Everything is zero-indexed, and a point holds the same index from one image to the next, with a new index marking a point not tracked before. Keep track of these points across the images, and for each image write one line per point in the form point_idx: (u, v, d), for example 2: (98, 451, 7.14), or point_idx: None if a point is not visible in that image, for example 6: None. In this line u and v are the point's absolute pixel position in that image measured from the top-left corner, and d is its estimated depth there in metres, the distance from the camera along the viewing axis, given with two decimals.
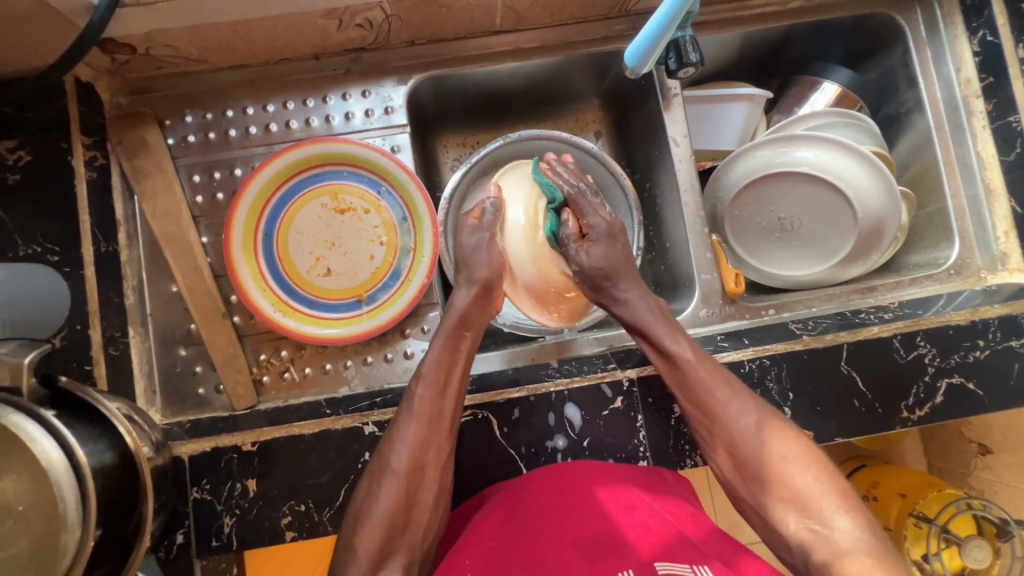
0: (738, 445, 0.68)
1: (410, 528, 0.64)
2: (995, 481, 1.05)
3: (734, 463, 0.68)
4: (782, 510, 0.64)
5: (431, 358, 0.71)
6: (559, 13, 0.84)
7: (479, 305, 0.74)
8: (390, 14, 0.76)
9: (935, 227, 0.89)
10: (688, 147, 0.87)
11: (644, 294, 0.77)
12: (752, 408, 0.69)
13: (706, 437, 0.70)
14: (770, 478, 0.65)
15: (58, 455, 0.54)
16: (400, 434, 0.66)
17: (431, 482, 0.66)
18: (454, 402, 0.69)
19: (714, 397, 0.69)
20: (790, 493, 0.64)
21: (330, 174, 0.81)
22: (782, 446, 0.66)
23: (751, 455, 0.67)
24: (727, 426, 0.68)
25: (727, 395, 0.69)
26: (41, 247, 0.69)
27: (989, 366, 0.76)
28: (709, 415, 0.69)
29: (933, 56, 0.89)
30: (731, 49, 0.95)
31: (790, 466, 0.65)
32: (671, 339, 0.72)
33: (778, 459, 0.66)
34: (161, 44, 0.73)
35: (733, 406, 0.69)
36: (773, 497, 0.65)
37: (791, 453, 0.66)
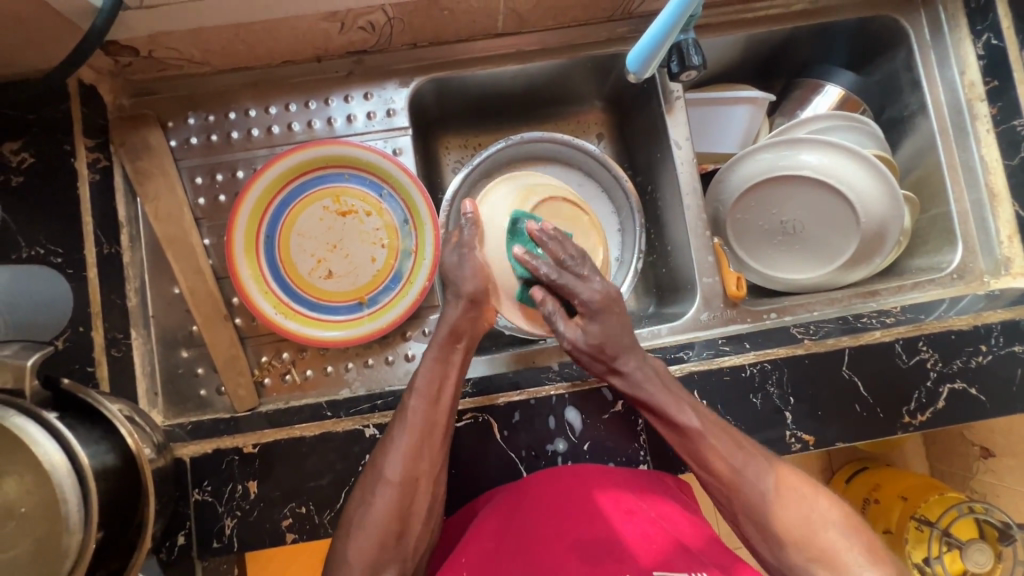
0: (757, 508, 0.66)
1: (405, 537, 0.64)
2: (997, 485, 1.05)
3: (753, 524, 0.66)
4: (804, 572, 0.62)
5: (424, 372, 0.70)
6: (561, 16, 0.84)
7: (470, 319, 0.73)
8: (392, 17, 0.76)
9: (938, 231, 0.89)
10: (690, 150, 0.87)
11: (645, 360, 0.72)
12: (768, 467, 0.67)
13: (727, 504, 0.68)
14: (793, 541, 0.63)
15: (60, 458, 0.54)
16: (394, 446, 0.66)
17: (423, 492, 0.66)
18: (447, 414, 0.69)
19: (725, 461, 0.67)
20: (812, 549, 0.62)
21: (332, 176, 0.81)
22: (803, 503, 0.65)
23: (770, 516, 0.64)
24: (743, 494, 0.66)
25: (741, 458, 0.67)
26: (44, 248, 0.70)
27: (992, 372, 0.76)
28: (720, 474, 0.67)
29: (937, 60, 0.88)
30: (734, 51, 0.94)
31: (813, 526, 0.63)
32: (678, 410, 0.69)
33: (800, 521, 0.63)
34: (164, 46, 0.73)
35: (750, 469, 0.67)
36: (795, 557, 0.62)
37: (808, 504, 0.64)
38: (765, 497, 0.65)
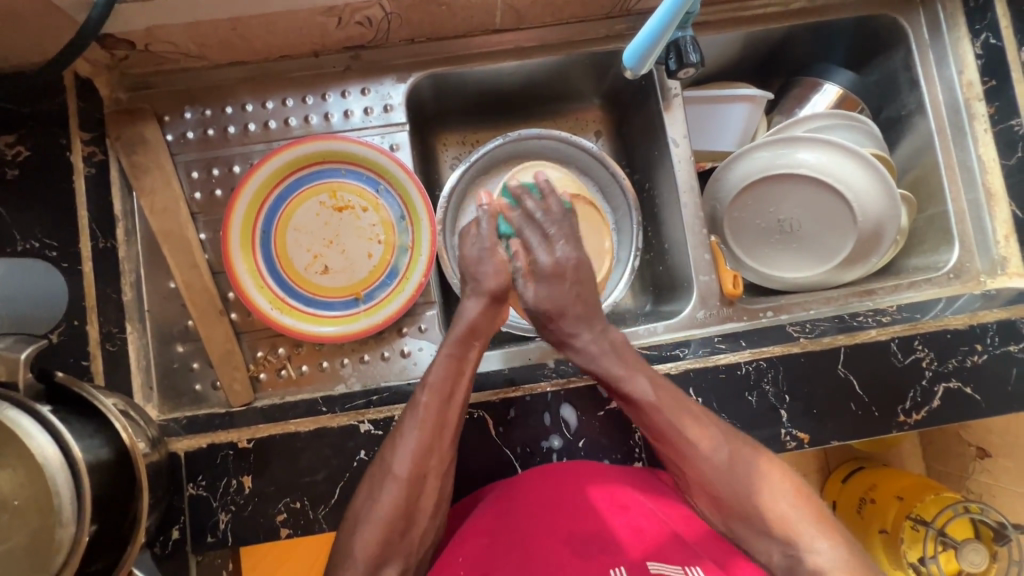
0: (713, 482, 0.65)
1: (409, 532, 0.63)
2: (992, 484, 1.05)
3: (710, 496, 0.66)
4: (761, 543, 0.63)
5: (437, 369, 0.69)
6: (559, 12, 0.84)
7: (489, 317, 0.72)
8: (389, 12, 0.76)
9: (934, 231, 0.89)
10: (687, 148, 0.87)
11: (601, 332, 0.73)
12: (723, 441, 0.66)
13: (683, 475, 0.68)
14: (749, 513, 0.63)
15: (53, 451, 0.54)
16: (404, 443, 0.65)
17: (430, 489, 0.65)
18: (458, 411, 0.68)
19: (683, 438, 0.66)
20: (768, 521, 0.62)
21: (328, 172, 0.80)
22: (758, 473, 0.64)
23: (724, 488, 0.64)
24: (699, 466, 0.66)
25: (694, 432, 0.66)
26: (39, 242, 0.70)
27: (987, 371, 0.76)
28: (679, 448, 0.67)
29: (936, 59, 0.88)
30: (732, 49, 0.94)
31: (770, 498, 0.63)
32: (635, 382, 0.68)
33: (755, 491, 0.63)
34: (160, 40, 0.73)
35: (709, 442, 0.66)
36: (755, 529, 0.63)
37: (765, 475, 0.64)
38: (717, 470, 0.65)
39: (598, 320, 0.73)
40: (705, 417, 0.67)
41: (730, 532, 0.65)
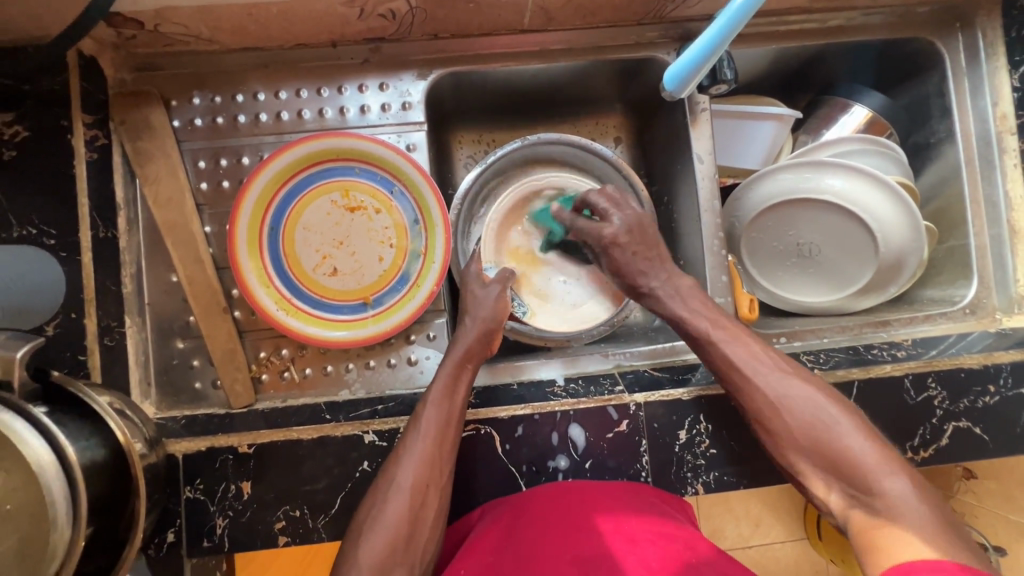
0: (807, 442, 0.62)
1: (414, 543, 0.62)
2: (976, 505, 1.07)
3: (807, 459, 0.62)
4: (818, 480, 0.62)
5: (433, 388, 0.70)
6: (590, 16, 0.80)
7: (482, 343, 0.74)
8: (415, 6, 0.72)
9: (954, 263, 0.88)
10: (712, 165, 0.84)
11: (670, 278, 0.77)
12: (819, 401, 0.63)
13: (776, 443, 0.65)
14: (807, 448, 0.62)
15: (48, 456, 0.52)
16: (407, 454, 0.65)
17: (432, 504, 0.64)
18: (456, 427, 0.68)
19: (762, 388, 0.66)
20: (820, 453, 0.61)
21: (341, 169, 0.77)
22: (820, 405, 0.63)
23: (782, 425, 0.64)
24: (763, 403, 0.66)
25: (789, 387, 0.65)
26: (37, 228, 0.67)
27: (998, 412, 0.76)
28: (767, 409, 0.65)
29: (971, 88, 0.86)
30: (763, 64, 0.91)
31: (869, 463, 0.58)
32: (706, 328, 0.71)
33: (810, 422, 0.63)
34: (170, 21, 0.69)
35: (775, 380, 0.66)
36: (810, 464, 0.62)
37: (828, 412, 0.63)
38: (808, 425, 0.63)
39: (669, 269, 0.77)
40: (777, 362, 0.68)
41: (795, 473, 0.64)
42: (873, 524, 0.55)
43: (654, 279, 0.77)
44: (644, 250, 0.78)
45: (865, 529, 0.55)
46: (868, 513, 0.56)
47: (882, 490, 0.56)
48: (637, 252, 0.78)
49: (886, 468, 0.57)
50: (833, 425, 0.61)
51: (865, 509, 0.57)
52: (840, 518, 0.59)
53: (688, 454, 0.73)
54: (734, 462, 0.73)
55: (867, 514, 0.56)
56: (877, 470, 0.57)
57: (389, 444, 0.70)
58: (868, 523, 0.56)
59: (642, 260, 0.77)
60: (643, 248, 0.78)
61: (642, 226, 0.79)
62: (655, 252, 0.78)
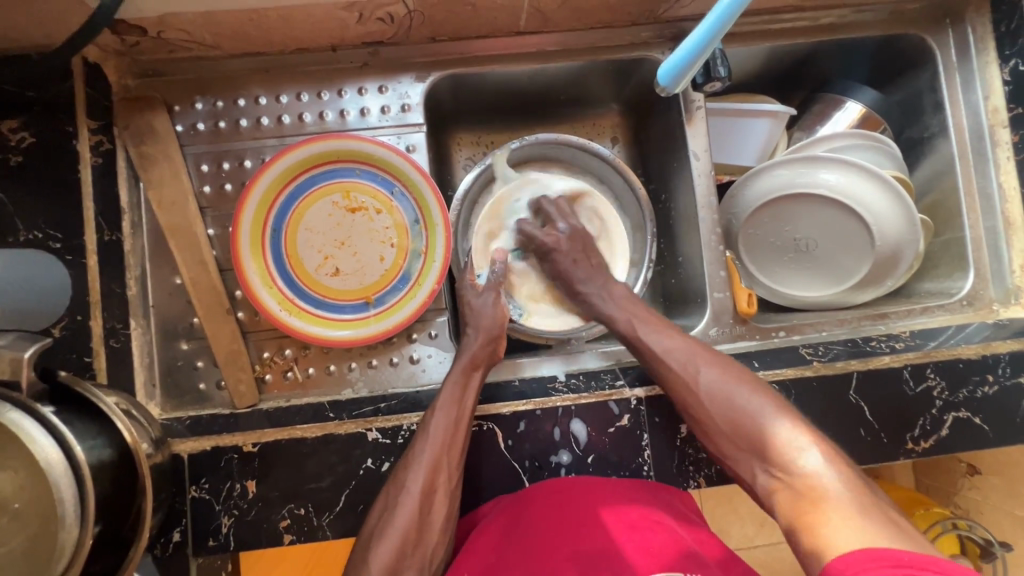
0: (732, 426, 0.64)
1: (423, 543, 0.62)
2: (982, 502, 1.07)
3: (733, 442, 0.64)
4: (745, 462, 0.63)
5: (443, 394, 0.70)
6: (585, 17, 0.82)
7: (487, 349, 0.75)
8: (413, 10, 0.74)
9: (950, 256, 0.88)
10: (708, 162, 0.85)
11: (606, 286, 0.82)
12: (743, 386, 0.66)
13: (706, 432, 0.66)
14: (731, 432, 0.64)
15: (56, 455, 0.52)
16: (416, 459, 0.66)
17: (441, 507, 0.65)
18: (466, 432, 0.68)
19: (687, 377, 0.69)
20: (743, 436, 0.63)
21: (343, 171, 0.79)
22: (734, 388, 0.66)
23: (705, 412, 0.66)
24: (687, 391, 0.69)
25: (714, 372, 0.68)
26: (42, 232, 0.68)
27: (998, 402, 0.76)
28: (693, 395, 0.68)
29: (962, 83, 0.87)
30: (757, 62, 0.93)
31: (788, 442, 0.59)
32: (634, 324, 0.76)
33: (730, 406, 0.65)
34: (173, 28, 0.70)
35: (694, 366, 0.69)
36: (736, 448, 0.63)
37: (743, 393, 0.65)
38: (730, 408, 0.65)
39: (605, 275, 0.83)
40: (701, 351, 0.71)
41: (728, 459, 0.65)
42: (797, 501, 0.55)
43: (589, 285, 0.82)
44: (582, 255, 0.84)
45: (791, 506, 0.55)
46: (790, 492, 0.56)
47: (799, 466, 0.57)
48: (577, 259, 0.84)
49: (804, 445, 0.58)
50: (758, 406, 0.64)
51: (785, 486, 0.57)
52: (766, 500, 0.59)
53: (689, 447, 0.73)
54: None
55: (790, 492, 0.56)
56: (797, 449, 0.58)
57: (393, 441, 0.70)
58: (794, 502, 0.55)
59: (582, 269, 0.83)
60: (581, 253, 0.84)
61: (582, 237, 0.85)
62: (593, 256, 0.85)
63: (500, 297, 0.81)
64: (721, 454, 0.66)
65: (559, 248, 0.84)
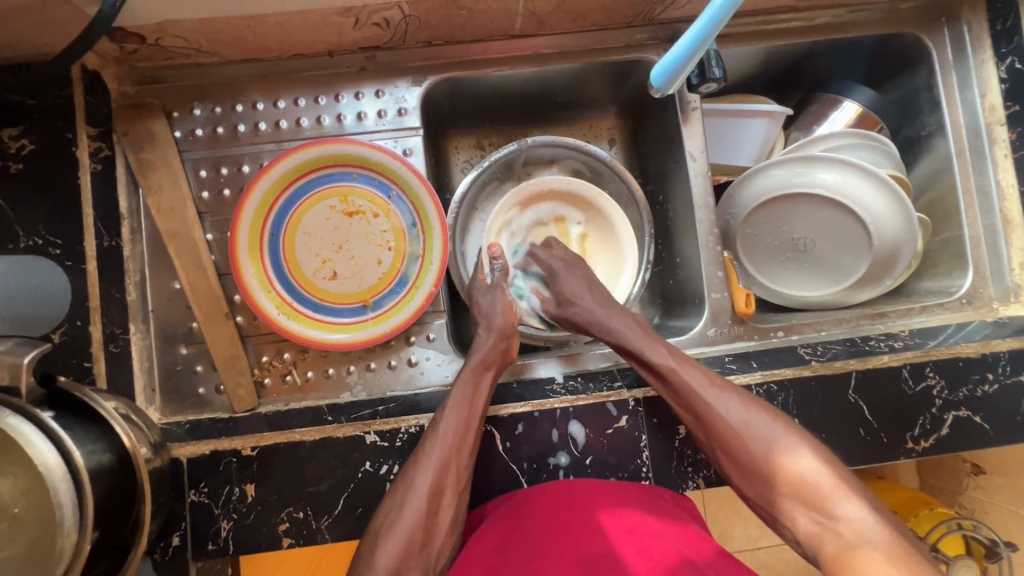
0: (768, 469, 0.64)
1: (430, 543, 0.63)
2: (987, 502, 1.06)
3: (767, 484, 0.64)
4: (783, 506, 0.63)
5: (455, 392, 0.70)
6: (580, 20, 0.82)
7: (500, 349, 0.75)
8: (409, 14, 0.74)
9: (949, 255, 0.88)
10: (704, 163, 0.85)
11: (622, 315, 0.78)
12: (775, 427, 0.66)
13: (737, 472, 0.67)
14: (765, 474, 0.64)
15: (54, 460, 0.52)
16: (425, 459, 0.66)
17: (447, 507, 0.65)
18: (476, 432, 0.68)
19: (720, 418, 0.67)
20: (779, 479, 0.63)
21: (340, 175, 0.79)
22: (771, 431, 0.66)
23: (740, 454, 0.66)
24: (725, 433, 0.67)
25: (747, 412, 0.67)
26: (43, 239, 0.68)
27: (998, 401, 0.76)
28: (724, 435, 0.67)
29: (958, 81, 0.87)
30: (753, 62, 0.93)
31: (829, 490, 0.60)
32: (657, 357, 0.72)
33: (764, 448, 0.65)
34: (171, 35, 0.71)
35: (725, 406, 0.67)
36: (776, 493, 0.64)
37: (784, 438, 0.65)
38: (765, 449, 0.65)
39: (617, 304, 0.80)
40: (727, 387, 0.69)
41: (760, 499, 0.66)
42: (842, 548, 0.57)
43: (599, 310, 0.78)
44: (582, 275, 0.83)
45: (833, 551, 0.57)
46: (834, 539, 0.58)
47: (844, 514, 0.59)
48: (584, 282, 0.81)
49: (845, 493, 0.60)
50: (793, 448, 0.64)
51: (832, 534, 0.59)
52: (804, 544, 0.61)
53: (688, 448, 0.73)
54: None
55: (836, 540, 0.58)
56: (838, 497, 0.60)
57: (391, 444, 0.70)
58: (839, 549, 0.57)
59: (589, 289, 0.81)
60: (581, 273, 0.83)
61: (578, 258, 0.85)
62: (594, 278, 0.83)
63: (507, 292, 0.82)
64: (752, 494, 0.66)
65: (563, 270, 0.83)
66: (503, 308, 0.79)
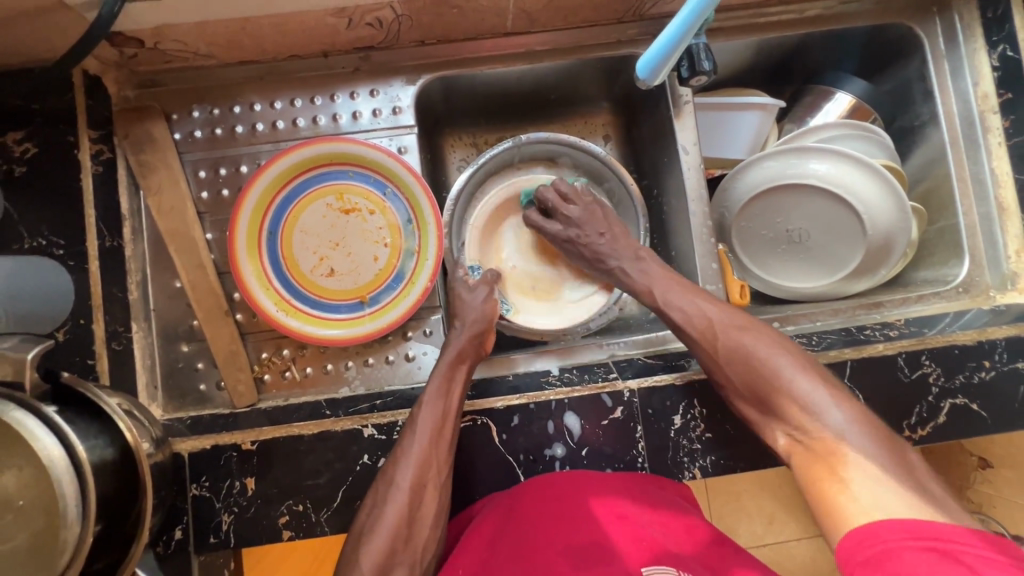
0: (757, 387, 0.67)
1: (413, 540, 0.64)
2: (995, 495, 1.05)
3: (755, 402, 0.67)
4: (765, 424, 0.66)
5: (431, 387, 0.71)
6: (571, 17, 0.83)
7: (475, 344, 0.77)
8: (401, 14, 0.75)
9: (945, 244, 0.88)
10: (697, 156, 0.85)
11: (633, 256, 0.83)
12: (770, 349, 0.68)
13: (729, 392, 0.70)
14: (753, 392, 0.67)
15: (58, 452, 0.53)
16: (405, 454, 0.67)
17: (431, 503, 0.66)
18: (454, 426, 0.69)
19: (712, 341, 0.71)
20: (767, 397, 0.66)
21: (335, 173, 0.80)
22: (771, 354, 0.67)
23: (731, 374, 0.69)
24: (715, 356, 0.71)
25: (742, 336, 0.70)
26: (46, 240, 0.70)
27: (995, 388, 0.76)
28: (717, 358, 0.70)
29: (951, 70, 0.87)
30: (745, 56, 0.93)
31: (814, 405, 0.62)
32: (660, 294, 0.77)
33: (755, 368, 0.67)
34: (169, 39, 0.72)
35: (722, 331, 0.71)
36: (763, 410, 0.66)
37: (781, 361, 0.66)
38: (757, 368, 0.67)
39: (627, 245, 0.84)
40: (726, 316, 0.72)
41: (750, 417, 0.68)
42: (817, 462, 0.60)
43: (612, 256, 0.83)
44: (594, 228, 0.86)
45: (810, 464, 0.60)
46: (813, 451, 0.60)
47: (824, 426, 0.60)
48: (598, 234, 0.85)
49: (831, 406, 0.61)
50: (785, 367, 0.66)
51: (809, 446, 0.61)
52: (786, 457, 0.64)
53: (683, 439, 0.74)
54: (730, 446, 0.74)
55: (810, 454, 0.61)
56: (823, 411, 0.61)
57: (388, 437, 0.71)
58: (817, 464, 0.59)
59: (600, 238, 0.85)
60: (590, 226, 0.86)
61: (594, 214, 0.86)
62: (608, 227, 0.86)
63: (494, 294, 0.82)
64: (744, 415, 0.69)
65: (577, 229, 0.86)
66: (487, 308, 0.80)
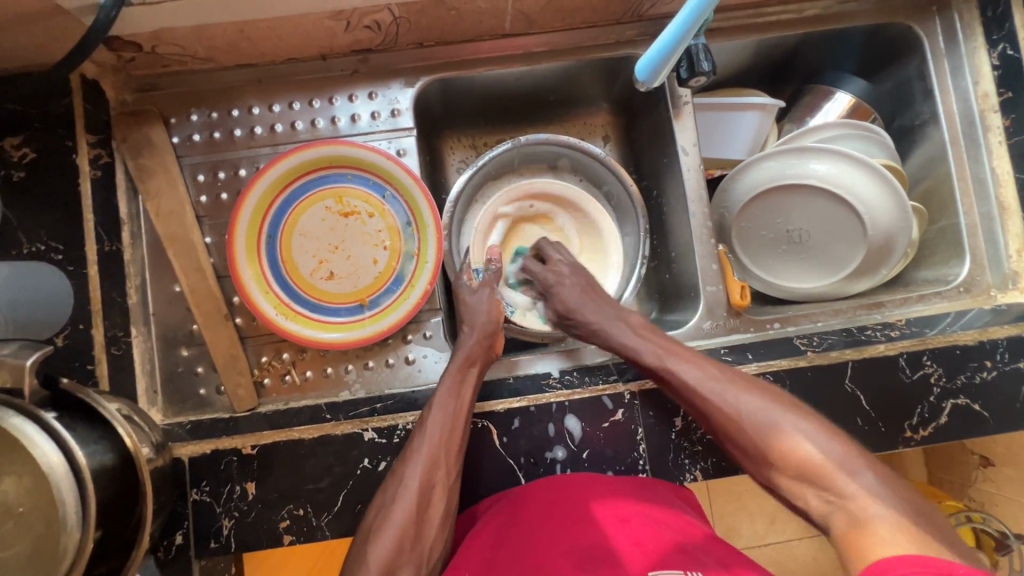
0: (775, 451, 0.62)
1: (420, 541, 0.63)
2: (997, 494, 1.05)
3: (775, 467, 0.62)
4: (796, 490, 0.61)
5: (441, 390, 0.71)
6: (570, 18, 0.83)
7: (484, 347, 0.76)
8: (399, 16, 0.75)
9: (945, 243, 0.88)
10: (697, 157, 0.85)
11: (623, 318, 0.80)
12: (776, 409, 0.65)
13: (747, 458, 0.65)
14: (772, 456, 0.63)
15: (58, 459, 0.53)
16: (413, 456, 0.66)
17: (438, 505, 0.66)
18: (463, 428, 0.69)
19: (716, 403, 0.67)
20: (787, 460, 0.61)
21: (335, 176, 0.80)
22: (772, 413, 0.65)
23: (744, 438, 0.65)
24: (724, 418, 0.66)
25: (746, 394, 0.67)
26: (45, 244, 0.69)
27: (997, 388, 0.75)
28: (726, 422, 0.66)
29: (951, 69, 0.87)
30: (744, 56, 0.93)
31: (835, 467, 0.58)
32: (659, 354, 0.73)
33: (766, 430, 0.64)
34: (167, 42, 0.72)
35: (726, 392, 0.67)
36: (787, 476, 0.61)
37: (786, 420, 0.64)
38: (768, 430, 0.63)
39: (615, 306, 0.81)
40: (727, 375, 0.69)
41: (776, 487, 0.63)
42: (852, 525, 0.54)
43: (602, 316, 0.80)
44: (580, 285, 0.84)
45: (845, 529, 0.54)
46: (845, 515, 0.55)
47: (851, 488, 0.56)
48: (585, 294, 0.83)
49: (852, 466, 0.58)
50: (797, 426, 0.63)
51: (841, 510, 0.56)
52: (821, 523, 0.58)
53: (685, 441, 0.73)
54: None
55: (844, 513, 0.55)
56: (846, 471, 0.57)
57: (389, 441, 0.71)
58: (849, 526, 0.54)
59: (588, 298, 0.82)
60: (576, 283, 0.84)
61: (579, 270, 0.86)
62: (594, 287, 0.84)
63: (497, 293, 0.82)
64: (769, 483, 0.64)
65: (564, 285, 0.84)
66: (490, 309, 0.80)
